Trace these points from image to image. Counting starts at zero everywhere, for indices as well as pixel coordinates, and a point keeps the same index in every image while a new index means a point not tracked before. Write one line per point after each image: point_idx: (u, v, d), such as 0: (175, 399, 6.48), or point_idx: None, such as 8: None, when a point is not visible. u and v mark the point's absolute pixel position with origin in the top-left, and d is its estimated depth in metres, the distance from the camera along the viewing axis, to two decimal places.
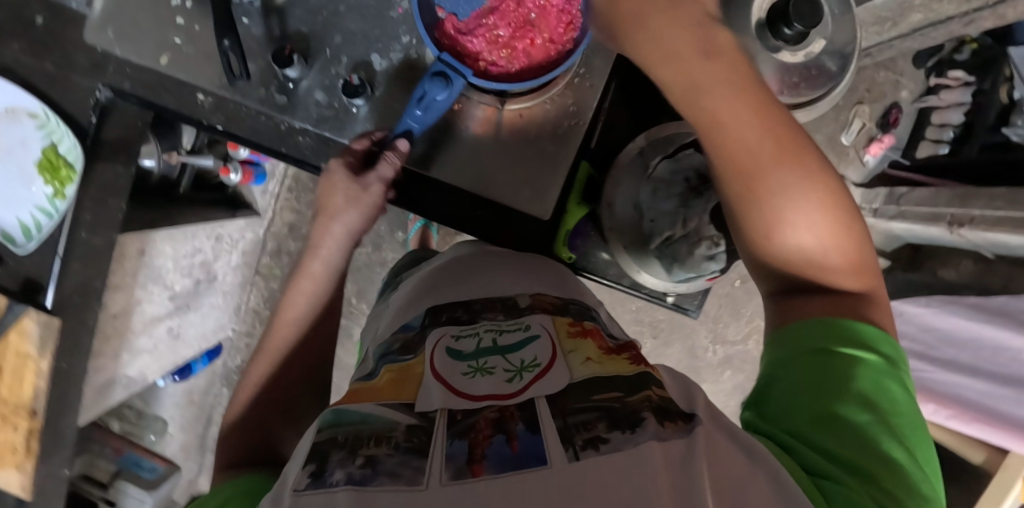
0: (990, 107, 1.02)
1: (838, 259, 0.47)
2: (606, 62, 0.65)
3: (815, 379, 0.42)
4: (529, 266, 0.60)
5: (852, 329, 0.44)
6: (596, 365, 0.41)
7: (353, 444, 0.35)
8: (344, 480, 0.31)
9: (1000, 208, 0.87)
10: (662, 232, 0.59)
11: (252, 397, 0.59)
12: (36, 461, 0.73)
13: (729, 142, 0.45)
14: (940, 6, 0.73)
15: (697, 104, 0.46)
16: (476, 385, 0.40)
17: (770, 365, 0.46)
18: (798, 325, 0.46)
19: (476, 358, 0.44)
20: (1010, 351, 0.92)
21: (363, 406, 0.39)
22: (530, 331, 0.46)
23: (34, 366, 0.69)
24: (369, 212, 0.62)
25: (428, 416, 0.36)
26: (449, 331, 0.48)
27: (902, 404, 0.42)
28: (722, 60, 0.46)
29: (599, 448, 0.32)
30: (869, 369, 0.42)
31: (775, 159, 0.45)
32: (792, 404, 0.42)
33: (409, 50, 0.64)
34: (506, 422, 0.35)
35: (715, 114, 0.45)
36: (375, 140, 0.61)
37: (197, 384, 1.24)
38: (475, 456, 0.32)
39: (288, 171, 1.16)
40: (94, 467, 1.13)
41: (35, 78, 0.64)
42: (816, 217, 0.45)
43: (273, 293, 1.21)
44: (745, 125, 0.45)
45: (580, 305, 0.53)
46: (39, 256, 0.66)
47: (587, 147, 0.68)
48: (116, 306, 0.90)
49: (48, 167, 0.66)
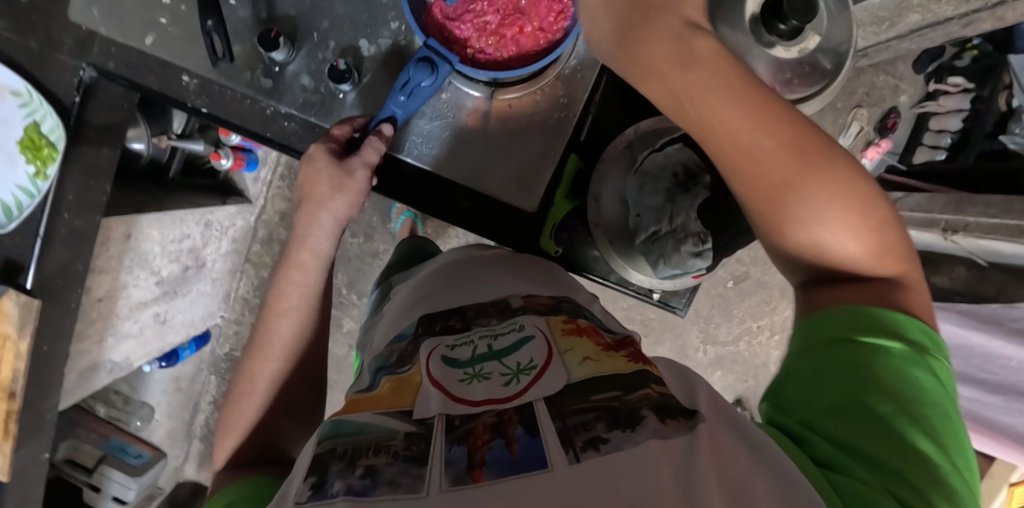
0: (989, 114, 1.01)
1: (860, 249, 0.43)
2: (598, 54, 0.64)
3: (836, 372, 0.41)
4: (529, 267, 0.60)
5: (878, 318, 0.42)
6: (594, 365, 0.40)
7: (351, 455, 0.34)
8: (344, 491, 0.31)
9: (995, 215, 0.87)
10: (648, 227, 0.59)
11: (250, 395, 0.59)
12: (13, 443, 0.71)
13: (731, 149, 0.41)
14: (938, 7, 0.72)
15: (692, 114, 0.42)
16: (474, 390, 0.39)
17: (794, 356, 0.44)
18: (820, 316, 0.44)
19: (471, 364, 0.43)
20: (1000, 359, 0.94)
21: (363, 415, 0.39)
22: (524, 332, 0.45)
23: (12, 347, 0.67)
24: (357, 199, 0.60)
25: (427, 423, 0.36)
26: (443, 341, 0.47)
27: (933, 393, 0.40)
28: (705, 65, 0.40)
29: (600, 448, 0.32)
30: (894, 358, 0.40)
31: (783, 156, 0.41)
32: (812, 399, 0.41)
33: (398, 37, 0.63)
34: (505, 426, 0.35)
35: (710, 123, 0.41)
36: (357, 126, 0.61)
37: (184, 371, 1.25)
38: (475, 462, 0.32)
39: (280, 159, 1.16)
40: (78, 452, 1.12)
41: (18, 55, 0.63)
42: (832, 210, 0.42)
43: (262, 281, 1.22)
44: (744, 129, 0.40)
45: (571, 304, 0.53)
46: (20, 236, 0.65)
47: (576, 140, 0.66)
48: (100, 291, 0.88)
49: (29, 146, 0.64)
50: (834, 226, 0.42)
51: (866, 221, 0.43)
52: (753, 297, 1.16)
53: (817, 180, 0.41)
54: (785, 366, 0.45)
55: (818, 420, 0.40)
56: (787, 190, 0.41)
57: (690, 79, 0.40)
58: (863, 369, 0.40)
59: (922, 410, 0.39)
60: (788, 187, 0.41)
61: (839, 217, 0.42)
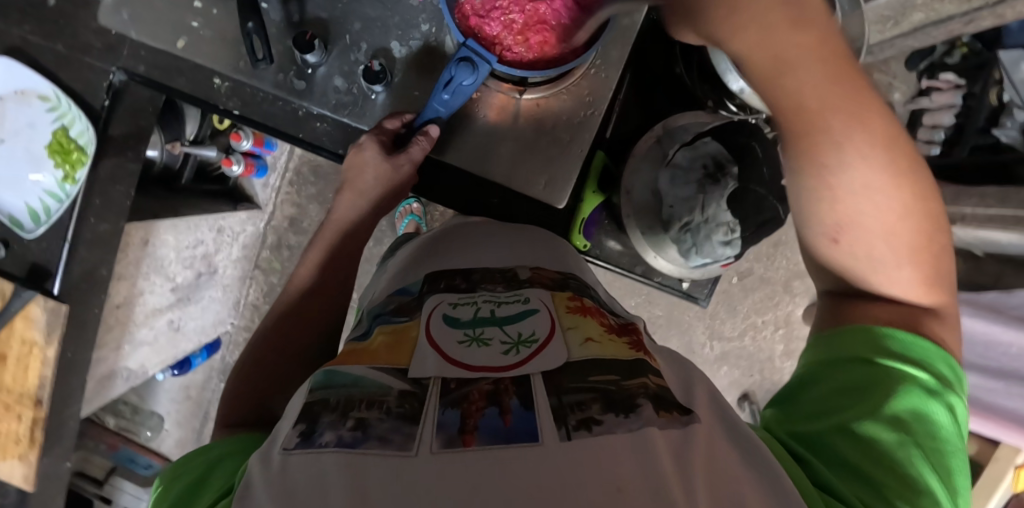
0: (980, 110, 1.04)
1: (910, 271, 0.44)
2: (623, 53, 0.66)
3: (850, 388, 0.42)
4: (521, 240, 0.59)
5: (900, 344, 0.43)
6: (595, 346, 0.40)
7: (344, 408, 0.34)
8: (334, 442, 0.31)
9: (991, 206, 0.90)
10: (680, 218, 0.61)
11: (249, 359, 0.56)
12: (39, 452, 0.71)
13: (817, 132, 0.40)
14: (942, 6, 0.75)
15: (786, 93, 0.40)
16: (472, 355, 0.39)
17: (810, 366, 0.46)
18: (842, 331, 0.45)
19: (472, 326, 0.43)
20: (1000, 345, 0.96)
21: (356, 369, 0.39)
22: (529, 304, 0.46)
23: (40, 354, 0.68)
24: (397, 189, 0.64)
25: (422, 383, 0.36)
26: (445, 299, 0.48)
27: (945, 430, 0.40)
28: (815, 33, 0.38)
29: (592, 429, 0.31)
30: (914, 388, 0.41)
31: (862, 145, 0.40)
32: (817, 409, 0.42)
33: (429, 38, 0.65)
34: (500, 395, 0.34)
35: (805, 102, 0.40)
36: (405, 122, 0.63)
37: (194, 378, 1.20)
38: (467, 427, 0.31)
39: (289, 165, 1.14)
40: (89, 463, 1.13)
41: (45, 59, 0.65)
42: (886, 209, 0.42)
43: (273, 287, 1.17)
44: (836, 112, 0.40)
45: (579, 282, 0.53)
46: (47, 242, 0.65)
47: (603, 137, 0.70)
48: (118, 297, 0.88)
49: (58, 151, 0.64)
50: (891, 243, 0.43)
51: (921, 241, 0.44)
52: (756, 293, 1.18)
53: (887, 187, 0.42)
54: (800, 371, 0.46)
55: (822, 431, 0.41)
56: (854, 195, 0.42)
57: (799, 60, 0.38)
58: (880, 390, 0.41)
59: (932, 440, 0.39)
60: (856, 196, 0.42)
61: (899, 230, 0.43)
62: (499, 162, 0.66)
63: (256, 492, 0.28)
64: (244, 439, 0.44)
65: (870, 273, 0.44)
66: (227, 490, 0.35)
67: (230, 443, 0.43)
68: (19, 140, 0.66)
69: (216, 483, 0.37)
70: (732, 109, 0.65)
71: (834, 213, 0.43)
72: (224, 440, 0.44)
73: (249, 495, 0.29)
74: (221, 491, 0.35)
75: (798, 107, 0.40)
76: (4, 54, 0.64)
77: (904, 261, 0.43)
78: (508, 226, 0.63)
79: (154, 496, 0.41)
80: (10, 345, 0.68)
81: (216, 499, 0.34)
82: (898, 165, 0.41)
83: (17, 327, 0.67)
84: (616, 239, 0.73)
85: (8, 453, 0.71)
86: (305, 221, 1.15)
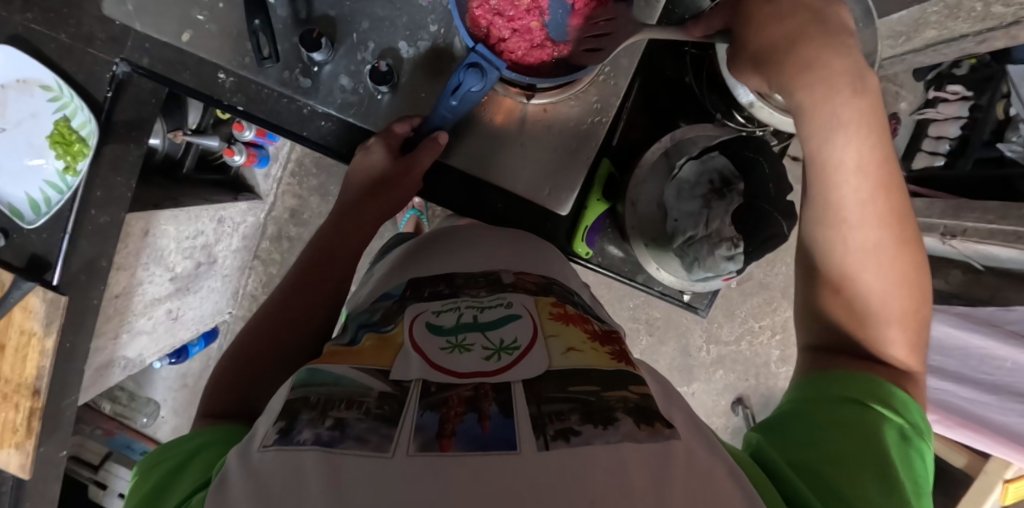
0: (986, 123, 1.01)
1: (897, 323, 0.46)
2: (631, 63, 0.67)
3: (832, 422, 0.43)
4: (511, 247, 0.57)
5: (879, 390, 0.44)
6: (578, 356, 0.39)
7: (323, 405, 0.34)
8: (312, 440, 0.30)
9: (992, 221, 0.88)
10: (684, 232, 0.63)
11: (243, 347, 0.55)
12: (36, 441, 0.72)
13: (821, 108, 0.44)
14: (954, 24, 0.75)
15: (804, 64, 0.44)
16: (457, 361, 0.38)
17: (792, 404, 0.47)
18: (827, 377, 0.46)
19: (454, 334, 0.42)
20: (993, 359, 0.92)
21: (338, 367, 0.38)
22: (511, 309, 0.45)
23: (39, 344, 0.68)
24: (409, 189, 0.64)
25: (403, 386, 0.35)
26: (427, 309, 0.46)
27: (917, 469, 0.41)
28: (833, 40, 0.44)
29: (570, 440, 0.30)
30: (889, 429, 0.42)
31: (862, 139, 0.44)
32: (804, 449, 0.42)
33: (437, 39, 0.66)
34: (479, 401, 0.33)
35: (811, 69, 0.44)
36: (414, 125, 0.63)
37: (191, 366, 1.23)
38: (445, 431, 0.31)
39: (291, 155, 1.15)
40: (83, 448, 1.12)
41: (47, 49, 0.64)
42: (883, 241, 0.45)
43: (271, 278, 1.21)
44: (845, 105, 0.44)
45: (562, 287, 0.52)
46: (47, 232, 0.65)
47: (609, 146, 0.70)
48: (117, 288, 0.85)
49: (60, 142, 0.64)
50: (891, 278, 0.46)
51: (910, 305, 0.46)
52: (754, 298, 1.17)
53: (884, 214, 0.45)
54: (782, 408, 0.47)
55: (803, 459, 0.41)
56: (855, 208, 0.45)
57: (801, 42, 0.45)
58: (858, 429, 0.42)
59: (917, 489, 0.40)
60: (858, 203, 0.45)
61: (889, 258, 0.45)
62: (505, 170, 0.67)
63: (233, 493, 0.28)
64: (226, 430, 0.44)
65: (873, 327, 0.47)
66: (205, 481, 0.35)
67: (203, 436, 0.42)
68: (21, 130, 0.66)
69: (192, 476, 0.37)
70: (740, 121, 0.65)
71: (830, 238, 0.47)
72: (203, 430, 0.44)
73: (226, 497, 0.28)
74: (200, 481, 0.36)
75: (807, 71, 0.44)
76: (4, 42, 0.63)
77: (898, 316, 0.46)
78: (498, 228, 0.63)
79: (134, 482, 0.40)
80: (9, 334, 0.68)
81: (193, 492, 0.35)
82: (888, 200, 0.45)
83: (16, 317, 0.67)
84: (618, 246, 0.72)
85: (5, 441, 0.71)
86: (306, 213, 1.18)
